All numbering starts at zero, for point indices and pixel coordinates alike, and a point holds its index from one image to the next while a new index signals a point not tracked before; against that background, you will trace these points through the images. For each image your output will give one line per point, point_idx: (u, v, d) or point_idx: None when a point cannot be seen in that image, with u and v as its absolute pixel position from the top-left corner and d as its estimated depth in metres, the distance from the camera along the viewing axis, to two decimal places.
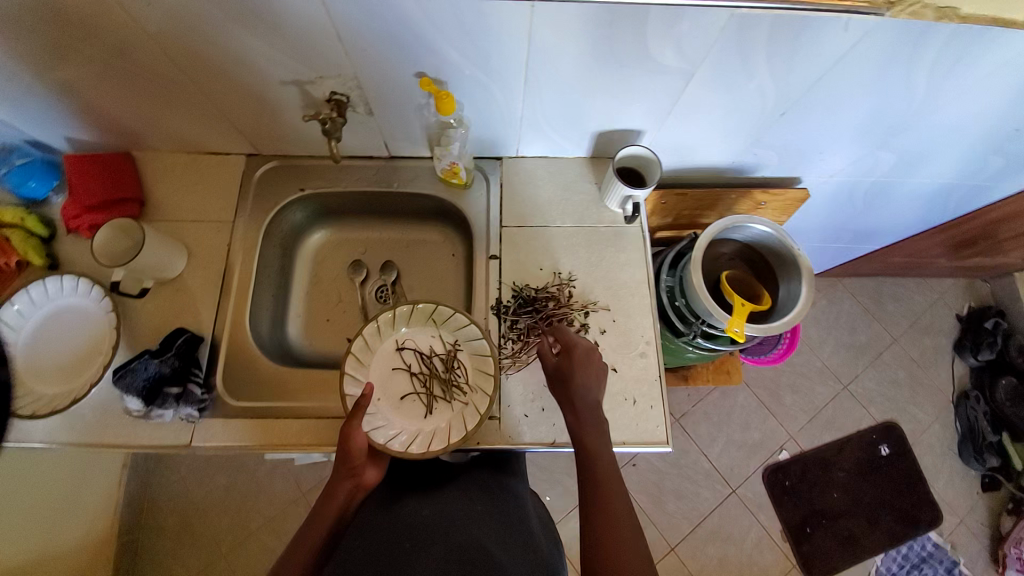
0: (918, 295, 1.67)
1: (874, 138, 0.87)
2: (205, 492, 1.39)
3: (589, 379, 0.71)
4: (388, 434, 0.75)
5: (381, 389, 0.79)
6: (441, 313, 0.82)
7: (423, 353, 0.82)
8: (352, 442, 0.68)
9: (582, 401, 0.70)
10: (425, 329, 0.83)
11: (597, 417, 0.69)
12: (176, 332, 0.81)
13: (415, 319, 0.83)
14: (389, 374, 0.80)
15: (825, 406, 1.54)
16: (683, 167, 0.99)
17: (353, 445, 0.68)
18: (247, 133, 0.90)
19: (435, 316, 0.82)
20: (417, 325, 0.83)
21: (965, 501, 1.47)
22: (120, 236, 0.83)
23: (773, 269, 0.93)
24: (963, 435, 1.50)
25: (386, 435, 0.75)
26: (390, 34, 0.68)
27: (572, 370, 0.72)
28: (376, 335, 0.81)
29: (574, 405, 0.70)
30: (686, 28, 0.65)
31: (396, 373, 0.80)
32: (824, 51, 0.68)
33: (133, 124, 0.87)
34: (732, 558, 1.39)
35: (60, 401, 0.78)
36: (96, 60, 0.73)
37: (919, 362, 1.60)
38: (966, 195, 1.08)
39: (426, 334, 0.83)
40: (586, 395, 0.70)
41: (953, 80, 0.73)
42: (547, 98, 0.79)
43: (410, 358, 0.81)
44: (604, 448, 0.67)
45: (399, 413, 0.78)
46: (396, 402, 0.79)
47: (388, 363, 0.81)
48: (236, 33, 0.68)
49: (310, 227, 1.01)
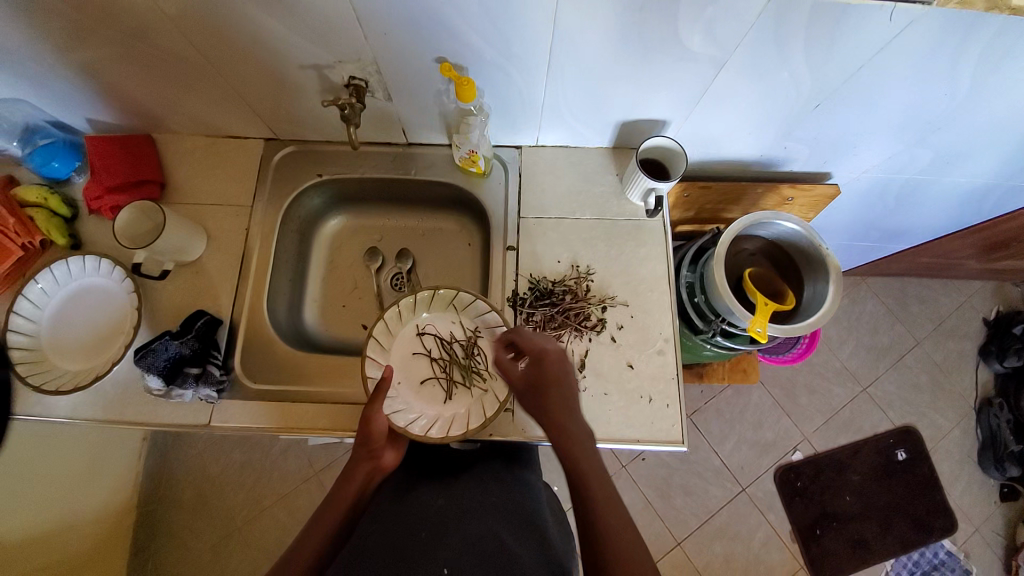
0: (945, 298, 1.62)
1: (911, 133, 0.84)
2: (220, 469, 1.42)
3: (569, 386, 0.66)
4: (408, 418, 0.75)
5: (402, 373, 0.79)
6: (462, 299, 0.81)
7: (443, 338, 0.81)
8: (372, 425, 0.68)
9: (566, 413, 0.64)
10: (446, 315, 0.83)
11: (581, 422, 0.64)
12: (196, 314, 0.82)
13: (436, 305, 0.83)
14: (410, 357, 0.80)
15: (842, 408, 1.52)
16: (708, 160, 0.96)
17: (372, 428, 0.68)
18: (265, 116, 0.90)
19: (456, 302, 0.82)
20: (438, 310, 0.83)
21: (982, 510, 1.44)
22: (141, 217, 0.83)
23: (799, 268, 0.90)
24: (984, 443, 1.46)
25: (407, 419, 0.75)
26: (411, 17, 0.66)
27: (545, 381, 0.66)
28: (397, 319, 0.81)
29: (553, 415, 0.64)
30: (719, 13, 0.62)
31: (416, 358, 0.80)
32: (864, 40, 0.64)
33: (154, 106, 0.87)
34: (739, 556, 1.39)
35: (83, 378, 0.79)
36: (117, 41, 0.72)
37: (942, 367, 1.56)
38: (1004, 195, 1.03)
39: (446, 320, 0.83)
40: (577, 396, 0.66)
41: (1001, 74, 0.69)
42: (570, 85, 0.77)
43: (430, 343, 0.81)
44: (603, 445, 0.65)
45: (419, 397, 0.78)
46: (416, 386, 0.79)
47: (409, 347, 0.81)
48: (256, 14, 0.67)
49: (327, 213, 1.01)
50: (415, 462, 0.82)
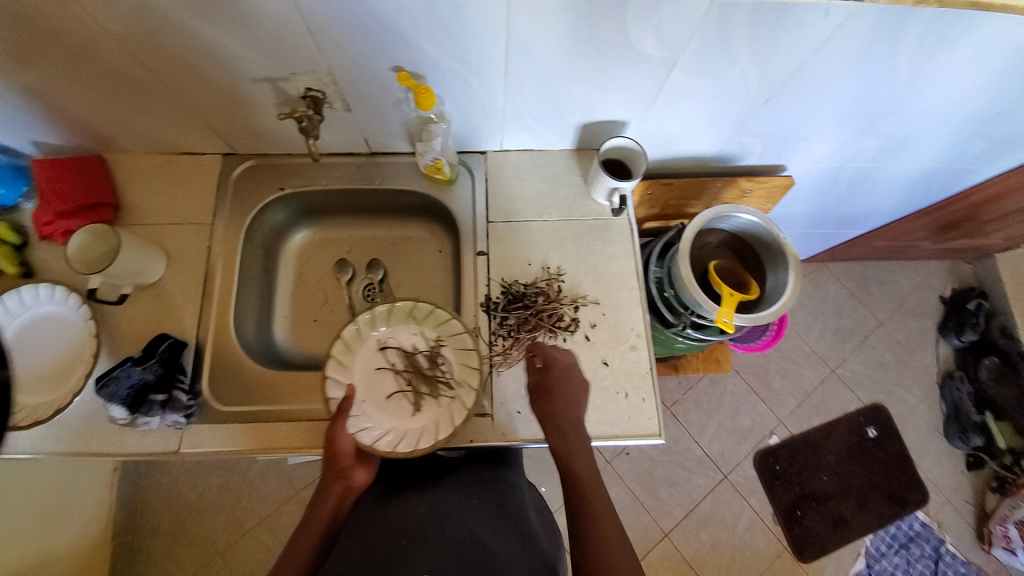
0: (903, 278, 1.69)
1: (857, 124, 0.88)
2: (197, 494, 1.37)
3: (574, 397, 0.75)
4: (373, 435, 0.75)
5: (365, 390, 0.78)
6: (421, 308, 0.82)
7: (406, 351, 0.81)
8: (336, 443, 0.71)
9: (564, 417, 0.74)
10: (407, 327, 0.83)
11: (580, 432, 0.74)
12: (158, 339, 0.80)
13: (396, 318, 0.82)
14: (374, 373, 0.79)
15: (814, 390, 1.57)
16: (669, 158, 0.98)
17: (337, 447, 0.71)
18: (222, 131, 0.88)
19: (416, 313, 0.82)
20: (398, 323, 0.83)
21: (950, 480, 1.51)
22: (95, 240, 0.81)
23: (760, 258, 0.93)
24: (948, 415, 1.53)
25: (373, 436, 0.74)
26: (364, 27, 0.66)
27: (553, 390, 0.76)
28: (356, 336, 0.80)
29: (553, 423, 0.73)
30: (667, 15, 0.64)
31: (380, 373, 0.79)
32: (805, 36, 0.67)
33: (103, 126, 0.85)
34: (725, 542, 1.41)
35: (43, 411, 0.76)
36: (59, 61, 0.70)
37: (904, 345, 1.62)
38: (949, 178, 1.09)
39: (408, 332, 0.82)
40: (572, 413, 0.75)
41: (934, 64, 0.73)
42: (528, 90, 0.78)
43: (393, 356, 0.80)
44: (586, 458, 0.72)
45: (384, 413, 0.77)
46: (382, 402, 0.77)
47: (372, 362, 0.80)
48: (204, 29, 0.66)
49: (292, 227, 0.99)
50: (395, 475, 0.82)
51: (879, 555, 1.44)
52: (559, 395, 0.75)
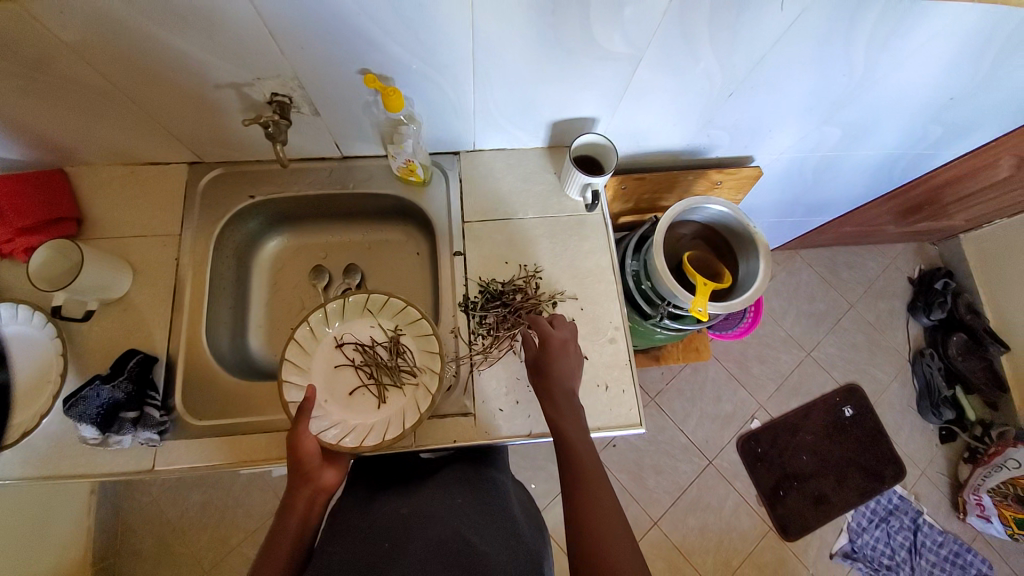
0: (872, 262, 1.74)
1: (820, 113, 0.90)
2: (179, 511, 1.35)
3: (569, 367, 0.74)
4: (337, 433, 0.74)
5: (326, 390, 0.78)
6: (375, 300, 0.82)
7: (364, 344, 0.81)
8: (301, 446, 0.68)
9: (559, 388, 0.72)
10: (363, 320, 0.83)
11: (573, 401, 0.71)
12: (127, 355, 0.77)
13: (350, 313, 0.82)
14: (334, 371, 0.79)
15: (791, 374, 1.61)
16: (639, 152, 1.00)
17: (301, 450, 0.67)
18: (187, 140, 0.86)
19: (370, 305, 0.82)
20: (353, 318, 0.82)
21: (925, 453, 1.56)
22: (58, 257, 0.78)
23: (732, 246, 0.95)
24: (920, 392, 1.59)
25: (336, 434, 0.74)
26: (329, 31, 0.65)
27: (548, 360, 0.74)
28: (311, 337, 0.80)
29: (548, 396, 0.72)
30: (631, 13, 0.65)
31: (340, 370, 0.79)
32: (765, 30, 0.69)
33: (61, 139, 0.82)
34: (712, 526, 1.44)
35: (8, 435, 0.73)
36: (12, 74, 0.67)
37: (876, 326, 1.68)
38: (910, 163, 1.12)
39: (364, 325, 0.83)
40: (563, 382, 0.72)
41: (888, 53, 0.75)
42: (498, 90, 0.78)
43: (352, 352, 0.80)
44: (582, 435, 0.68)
45: (347, 409, 0.77)
46: (345, 399, 0.78)
47: (330, 360, 0.80)
48: (162, 36, 0.64)
49: (265, 235, 0.98)
50: (378, 478, 0.83)
51: (860, 530, 1.48)
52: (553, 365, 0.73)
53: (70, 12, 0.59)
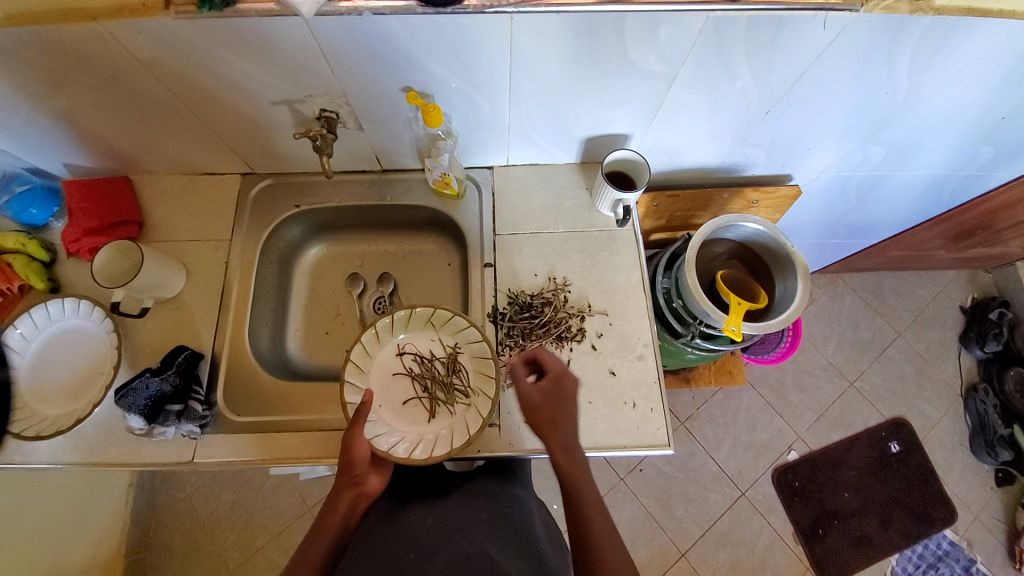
0: (920, 289, 1.66)
1: (861, 132, 0.88)
2: (210, 510, 1.38)
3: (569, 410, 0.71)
4: (390, 440, 0.76)
5: (382, 396, 0.80)
6: (440, 316, 0.83)
7: (423, 356, 0.83)
8: (353, 450, 0.69)
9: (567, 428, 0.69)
10: (425, 333, 0.84)
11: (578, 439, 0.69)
12: (176, 350, 0.82)
13: (413, 324, 0.84)
14: (390, 379, 0.81)
15: (832, 404, 1.53)
16: (673, 170, 1.00)
17: (354, 453, 0.69)
18: (242, 152, 0.92)
19: (434, 319, 0.84)
20: (415, 329, 0.84)
21: (979, 496, 1.45)
22: (120, 257, 0.85)
23: (770, 268, 0.93)
24: (974, 429, 1.48)
25: (389, 442, 0.75)
26: (375, 52, 0.70)
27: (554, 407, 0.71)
28: (375, 342, 0.82)
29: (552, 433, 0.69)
30: (666, 34, 0.66)
31: (397, 378, 0.81)
32: (802, 49, 0.69)
33: (131, 150, 0.90)
34: (745, 562, 1.37)
35: (64, 422, 0.78)
36: (92, 88, 0.75)
37: (925, 356, 1.58)
38: (959, 185, 1.08)
39: (425, 338, 0.84)
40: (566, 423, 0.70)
41: (933, 72, 0.74)
42: (534, 106, 0.81)
43: (410, 363, 0.82)
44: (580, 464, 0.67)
45: (400, 418, 0.79)
46: (398, 407, 0.79)
47: (389, 367, 0.82)
48: (225, 57, 0.70)
49: (306, 243, 1.03)
50: (405, 485, 0.82)
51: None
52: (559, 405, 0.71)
53: (146, 32, 0.66)
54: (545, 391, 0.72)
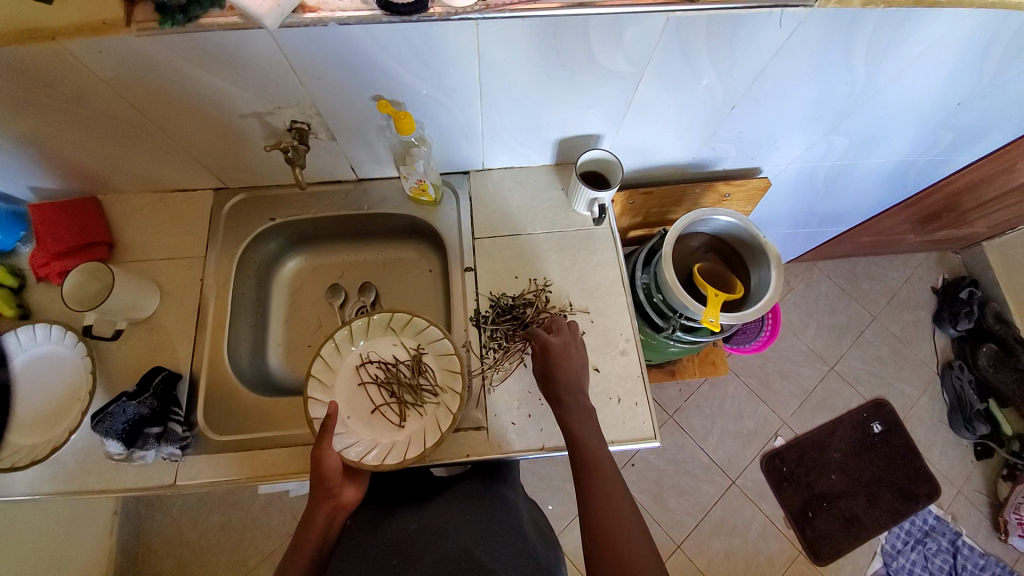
0: (893, 272, 1.71)
1: (824, 123, 0.91)
2: (199, 533, 1.36)
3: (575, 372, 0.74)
4: (359, 450, 0.75)
5: (348, 406, 0.79)
6: (399, 319, 0.84)
7: (387, 362, 0.82)
8: (324, 463, 0.68)
9: (570, 395, 0.72)
10: (386, 338, 0.84)
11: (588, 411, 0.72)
12: (152, 372, 0.80)
13: (374, 331, 0.84)
14: (356, 388, 0.80)
15: (815, 389, 1.56)
16: (647, 167, 1.01)
17: (325, 467, 0.68)
18: (213, 167, 0.91)
19: (394, 323, 0.84)
20: (376, 336, 0.84)
21: (961, 471, 1.49)
22: (90, 279, 0.83)
23: (744, 259, 0.95)
24: (952, 405, 1.52)
25: (359, 452, 0.75)
26: (343, 62, 0.70)
27: (555, 368, 0.74)
28: (336, 354, 0.82)
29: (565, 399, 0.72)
30: (631, 35, 0.67)
31: (363, 387, 0.80)
32: (763, 44, 0.70)
33: (99, 170, 0.88)
34: (739, 550, 1.39)
35: (39, 451, 0.76)
36: (55, 109, 0.73)
37: (901, 338, 1.63)
38: (923, 169, 1.11)
39: (388, 343, 0.84)
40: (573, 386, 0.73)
41: (889, 62, 0.76)
42: (505, 111, 0.81)
43: (374, 370, 0.82)
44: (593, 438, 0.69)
45: (369, 427, 0.78)
46: (366, 416, 0.79)
47: (354, 378, 0.81)
48: (191, 72, 0.70)
49: (284, 255, 1.02)
50: (389, 494, 0.82)
51: (895, 553, 1.41)
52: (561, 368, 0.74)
53: (108, 51, 0.65)
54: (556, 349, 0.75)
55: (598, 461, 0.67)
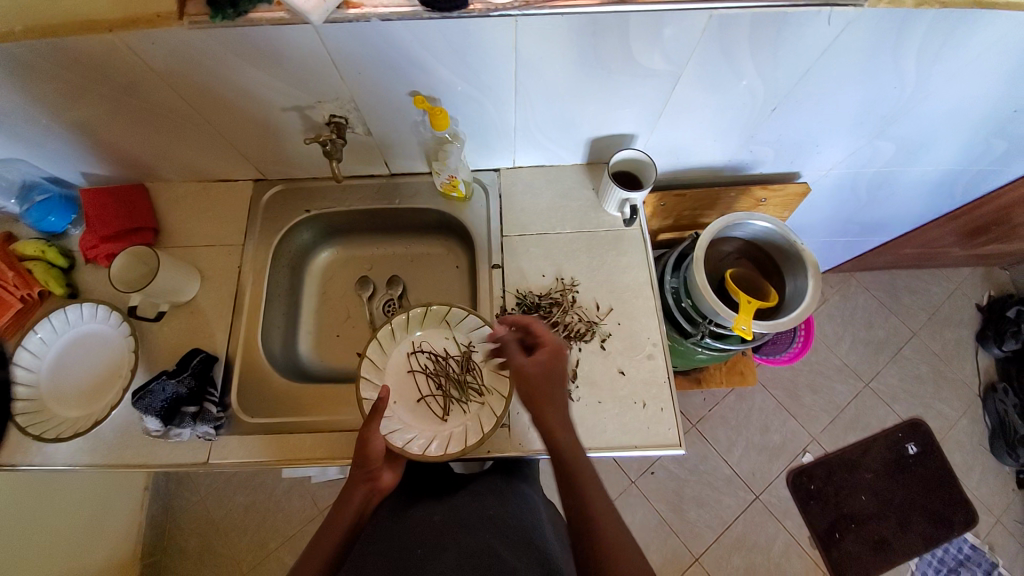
0: (935, 287, 1.64)
1: (870, 128, 0.87)
2: (224, 514, 1.40)
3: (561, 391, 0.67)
4: (405, 437, 0.76)
5: (397, 392, 0.80)
6: (455, 314, 0.84)
7: (437, 354, 0.83)
8: (369, 444, 0.69)
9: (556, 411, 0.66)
10: (439, 331, 0.85)
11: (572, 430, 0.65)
12: (191, 353, 0.83)
13: (429, 321, 0.85)
14: (404, 376, 0.82)
15: (848, 405, 1.51)
16: (680, 169, 1.00)
17: (371, 448, 0.69)
18: (253, 159, 0.94)
19: (449, 317, 0.84)
20: (431, 327, 0.85)
21: (1001, 499, 1.41)
22: (136, 262, 0.87)
23: (779, 265, 0.92)
24: (994, 429, 1.45)
25: (403, 437, 0.76)
26: (383, 58, 0.71)
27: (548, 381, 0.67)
28: (391, 338, 0.83)
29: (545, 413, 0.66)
30: (670, 34, 0.67)
31: (411, 376, 0.82)
32: (807, 44, 0.68)
33: (146, 158, 0.92)
34: (760, 567, 1.35)
35: (83, 424, 0.80)
36: (108, 98, 0.77)
37: (942, 356, 1.56)
38: (973, 180, 1.06)
39: (440, 336, 0.85)
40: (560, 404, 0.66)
41: (942, 65, 0.73)
42: (540, 109, 0.82)
43: (424, 361, 0.83)
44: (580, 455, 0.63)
45: (414, 415, 0.79)
46: (412, 404, 0.80)
47: (403, 366, 0.82)
48: (237, 65, 0.72)
49: (317, 246, 1.04)
50: (412, 485, 0.83)
51: None
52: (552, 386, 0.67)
53: (160, 43, 0.68)
54: (541, 365, 0.68)
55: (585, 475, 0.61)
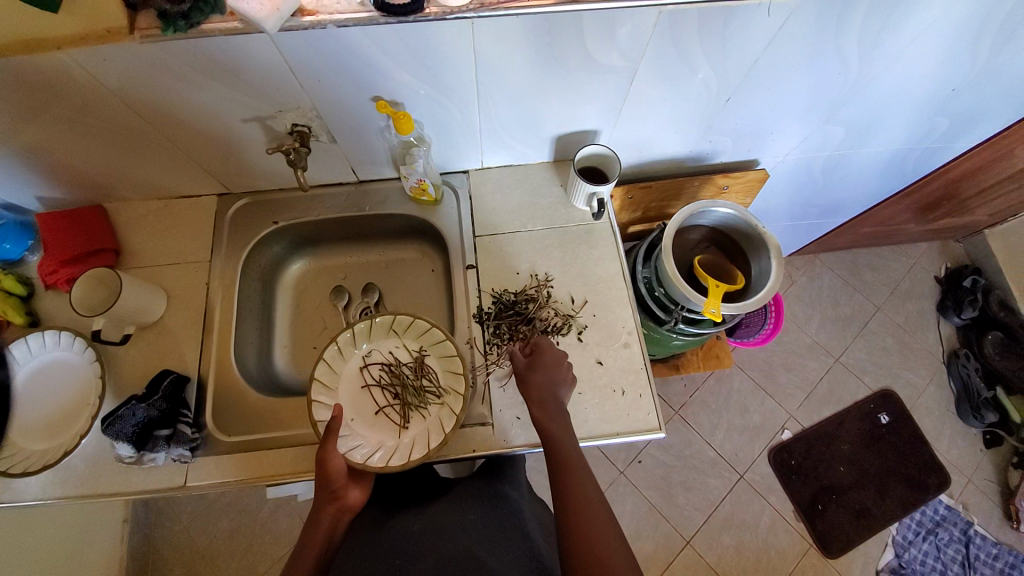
0: (895, 262, 1.71)
1: (819, 112, 0.91)
2: (209, 539, 1.36)
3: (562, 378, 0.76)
4: (364, 453, 0.75)
5: (352, 409, 0.79)
6: (401, 322, 0.84)
7: (389, 363, 0.83)
8: (329, 464, 0.67)
9: (553, 397, 0.73)
10: (389, 341, 0.85)
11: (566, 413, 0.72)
12: (161, 375, 0.81)
13: (376, 333, 0.84)
14: (360, 391, 0.81)
15: (820, 381, 1.56)
16: (645, 161, 1.02)
17: (330, 468, 0.67)
18: (216, 172, 0.92)
19: (396, 326, 0.84)
20: (379, 338, 0.85)
21: (970, 459, 1.48)
22: (98, 285, 0.84)
23: (744, 249, 0.95)
24: (959, 394, 1.52)
25: (364, 454, 0.75)
26: (342, 64, 0.71)
27: (549, 373, 0.76)
28: (339, 357, 0.82)
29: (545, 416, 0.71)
30: (625, 32, 0.69)
31: (366, 391, 0.81)
32: (754, 35, 0.71)
33: (103, 178, 0.90)
34: (749, 544, 1.38)
35: (50, 456, 0.76)
36: (61, 118, 0.74)
37: (906, 327, 1.63)
38: (921, 157, 1.11)
39: (389, 346, 0.85)
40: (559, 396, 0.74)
41: (882, 49, 0.77)
42: (503, 110, 0.83)
43: (377, 373, 0.82)
44: (572, 442, 0.68)
45: (374, 429, 0.78)
46: (370, 419, 0.79)
47: (356, 381, 0.81)
48: (194, 79, 0.71)
49: (288, 259, 1.03)
50: (392, 496, 0.83)
51: (907, 544, 1.40)
52: (547, 373, 0.76)
53: (111, 60, 0.66)
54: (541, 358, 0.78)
55: (571, 454, 0.67)
